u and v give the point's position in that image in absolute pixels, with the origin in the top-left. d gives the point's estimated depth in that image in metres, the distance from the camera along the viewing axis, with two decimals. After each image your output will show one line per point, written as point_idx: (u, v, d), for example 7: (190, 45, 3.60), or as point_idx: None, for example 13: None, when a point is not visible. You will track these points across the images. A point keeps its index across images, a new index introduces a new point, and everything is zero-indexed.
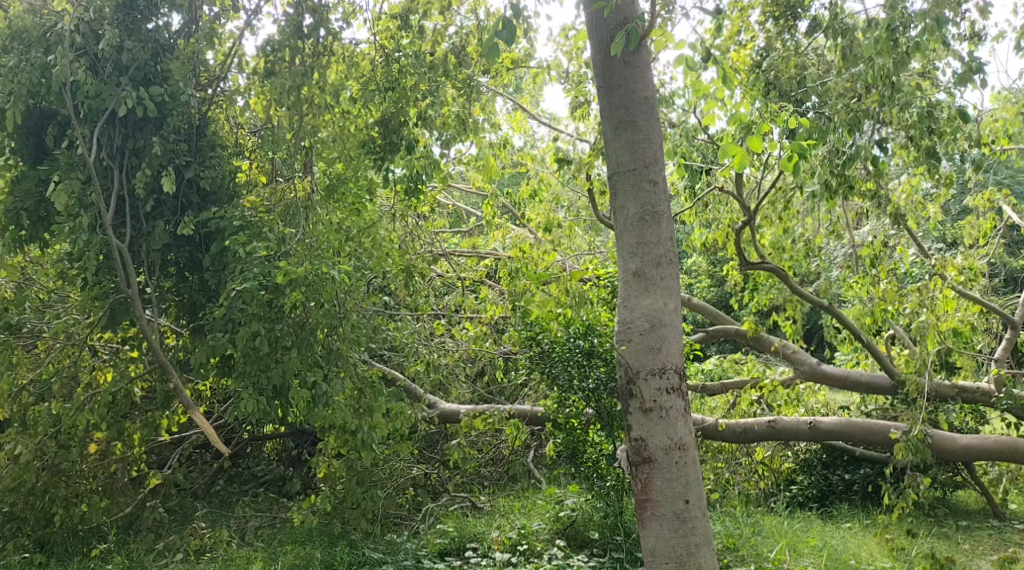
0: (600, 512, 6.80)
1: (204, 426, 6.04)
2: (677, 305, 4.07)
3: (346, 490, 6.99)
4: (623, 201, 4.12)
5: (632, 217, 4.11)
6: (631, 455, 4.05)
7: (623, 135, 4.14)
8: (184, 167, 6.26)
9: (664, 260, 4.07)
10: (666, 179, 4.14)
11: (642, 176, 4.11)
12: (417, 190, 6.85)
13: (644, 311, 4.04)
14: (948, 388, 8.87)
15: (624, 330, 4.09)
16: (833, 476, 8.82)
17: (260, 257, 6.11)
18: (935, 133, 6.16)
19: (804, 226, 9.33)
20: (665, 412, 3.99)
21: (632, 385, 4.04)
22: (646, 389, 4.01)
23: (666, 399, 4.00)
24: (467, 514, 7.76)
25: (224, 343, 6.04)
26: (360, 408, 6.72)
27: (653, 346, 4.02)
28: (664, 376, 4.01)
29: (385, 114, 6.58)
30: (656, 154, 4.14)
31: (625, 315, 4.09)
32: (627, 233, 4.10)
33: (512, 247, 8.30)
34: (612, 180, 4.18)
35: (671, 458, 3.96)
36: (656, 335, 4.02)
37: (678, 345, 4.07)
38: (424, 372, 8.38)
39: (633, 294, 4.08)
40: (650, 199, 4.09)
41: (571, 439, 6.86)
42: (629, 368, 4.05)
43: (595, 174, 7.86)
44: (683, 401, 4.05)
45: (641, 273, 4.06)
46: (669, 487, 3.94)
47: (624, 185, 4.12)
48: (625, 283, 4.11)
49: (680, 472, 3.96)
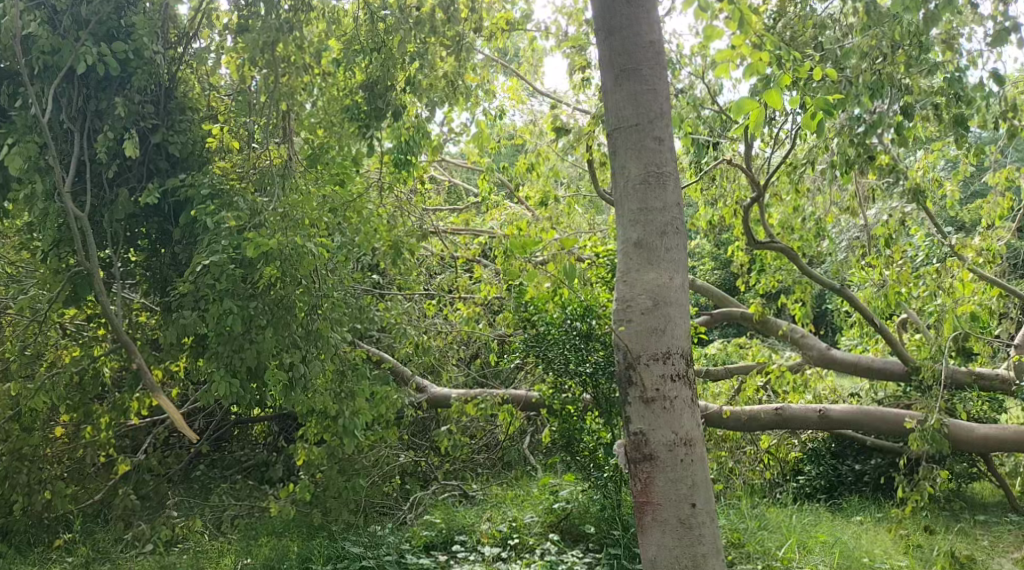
0: (597, 505, 6.36)
1: (170, 411, 5.63)
2: (684, 281, 3.62)
3: (327, 479, 6.62)
4: (624, 160, 3.68)
5: (634, 179, 3.66)
6: (631, 451, 3.62)
7: (626, 85, 3.69)
8: (150, 131, 5.90)
9: (669, 230, 3.62)
10: (673, 136, 3.68)
11: (647, 131, 3.66)
12: (406, 162, 6.41)
13: (646, 287, 3.60)
14: (964, 375, 8.45)
15: (623, 309, 3.65)
16: (842, 467, 8.39)
17: (229, 228, 5.65)
18: (963, 100, 5.71)
19: (814, 205, 8.91)
20: (668, 403, 3.56)
21: (631, 371, 3.61)
22: (647, 377, 3.57)
23: (670, 388, 3.57)
24: (457, 504, 7.37)
25: (194, 322, 5.62)
26: (343, 392, 6.27)
27: (655, 328, 3.58)
28: (668, 361, 3.57)
29: (371, 78, 6.20)
30: (661, 108, 3.68)
31: (624, 292, 3.65)
32: (627, 198, 3.66)
33: (507, 225, 7.87)
34: (613, 137, 3.73)
35: (676, 455, 3.53)
36: (660, 314, 3.58)
37: (685, 326, 3.63)
38: (415, 354, 7.96)
39: (634, 269, 3.64)
40: (655, 158, 3.64)
41: (565, 427, 6.43)
42: (629, 353, 3.62)
43: (596, 145, 7.42)
44: (690, 390, 3.61)
45: (643, 244, 3.62)
46: (673, 490, 3.51)
47: (625, 143, 3.68)
48: (625, 256, 3.67)
49: (685, 472, 3.52)
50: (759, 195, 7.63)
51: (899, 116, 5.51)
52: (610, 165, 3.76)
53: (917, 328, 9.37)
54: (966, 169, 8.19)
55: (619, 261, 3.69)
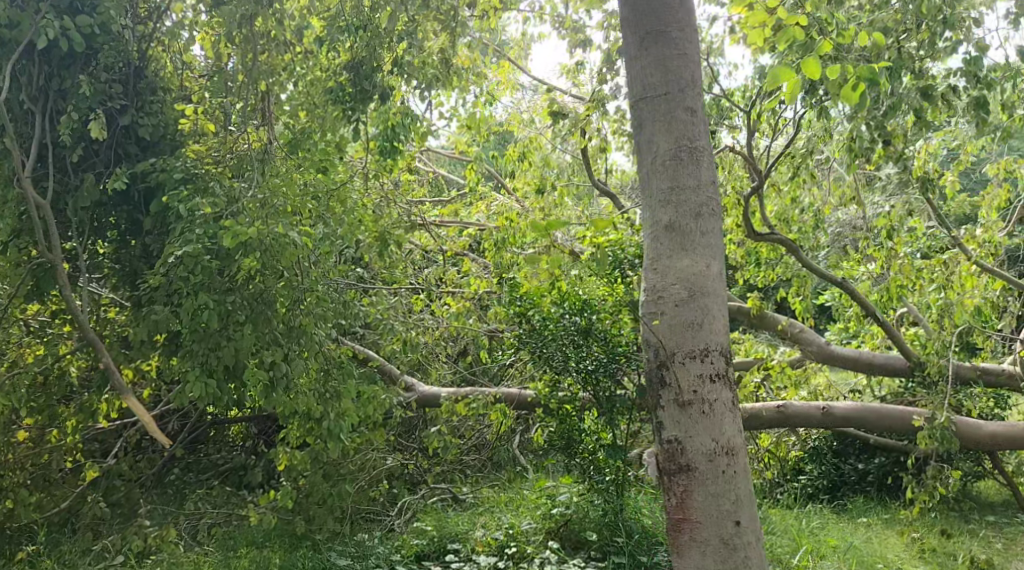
0: (597, 511, 6.03)
1: (141, 415, 5.19)
2: (721, 269, 3.34)
3: (311, 485, 6.29)
4: (652, 133, 3.40)
5: (664, 154, 3.38)
6: (664, 462, 3.31)
7: (653, 50, 3.43)
8: (118, 113, 5.52)
9: (704, 211, 3.33)
10: (706, 107, 3.42)
11: (677, 101, 3.40)
12: (393, 150, 6.06)
13: (679, 276, 3.30)
14: (970, 370, 8.11)
15: (653, 301, 3.35)
16: (845, 466, 8.16)
17: (204, 216, 5.22)
18: (983, 81, 5.45)
19: (812, 197, 8.49)
20: (707, 407, 3.26)
21: (663, 372, 3.30)
22: (682, 377, 3.27)
23: (709, 390, 3.26)
24: (447, 509, 7.03)
25: (166, 318, 5.23)
26: (328, 393, 5.88)
27: (691, 322, 3.28)
28: (706, 360, 3.27)
29: (356, 58, 5.83)
30: (693, 75, 3.42)
31: (655, 282, 3.35)
32: (655, 175, 3.38)
33: (497, 216, 7.49)
34: (638, 108, 3.46)
35: (717, 467, 3.22)
36: (695, 307, 3.29)
37: (722, 319, 3.33)
38: (402, 352, 7.56)
39: (666, 255, 3.34)
40: (686, 130, 3.37)
41: (563, 428, 6.05)
42: (662, 350, 3.31)
43: (593, 132, 7.07)
44: (730, 392, 3.31)
45: (675, 227, 3.32)
46: (714, 505, 3.20)
47: (652, 113, 3.41)
48: (654, 240, 3.38)
49: (727, 485, 3.22)
50: (761, 186, 7.23)
51: (918, 98, 5.23)
52: (634, 140, 3.48)
53: (915, 321, 9.14)
54: (969, 157, 7.94)
55: (647, 248, 3.40)
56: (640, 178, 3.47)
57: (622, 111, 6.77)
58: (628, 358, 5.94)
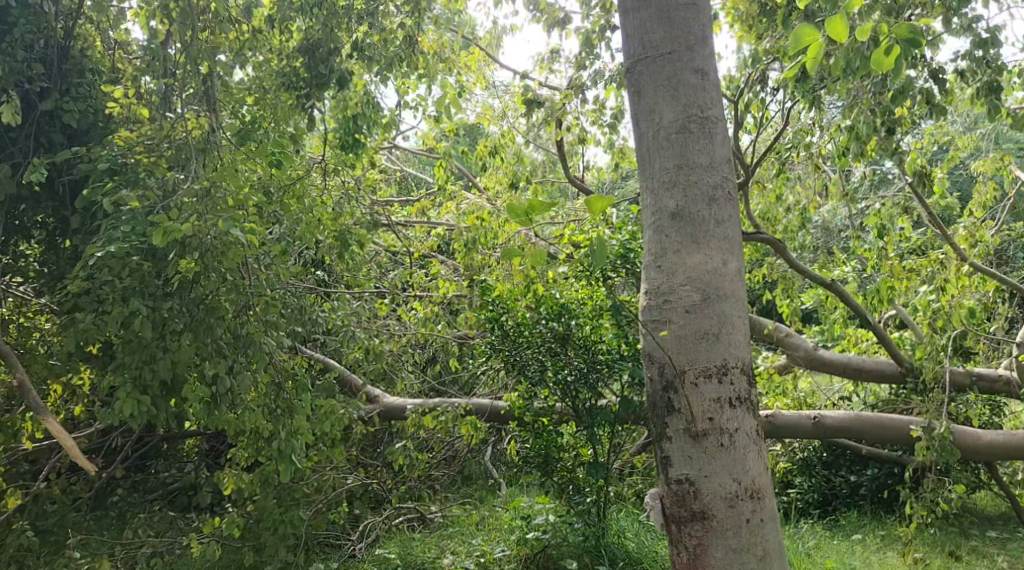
0: (577, 535, 5.54)
1: (60, 432, 4.43)
2: (738, 266, 2.95)
3: (261, 510, 5.65)
4: (654, 102, 3.02)
5: (670, 125, 2.99)
6: (675, 510, 2.89)
7: (655, 1, 3.06)
8: (39, 96, 5.04)
9: (718, 196, 2.94)
10: (717, 71, 3.05)
11: (684, 61, 3.01)
12: (354, 142, 5.81)
13: (690, 274, 2.91)
14: (965, 376, 7.56)
15: (659, 307, 2.95)
16: (836, 478, 7.58)
17: (134, 211, 4.66)
18: (995, 64, 5.08)
19: (796, 194, 7.83)
20: (725, 439, 2.84)
21: (672, 394, 2.89)
22: (695, 401, 2.86)
23: (728, 419, 2.85)
24: (414, 531, 6.52)
25: (94, 329, 4.72)
26: (279, 408, 5.23)
27: (705, 333, 2.89)
28: (724, 380, 2.87)
29: (313, 40, 5.46)
30: (701, 32, 3.05)
31: (661, 282, 2.95)
32: (659, 151, 2.99)
33: (466, 216, 6.97)
34: (637, 70, 3.07)
35: (739, 515, 2.81)
36: (710, 314, 2.90)
37: (742, 329, 2.94)
38: (365, 361, 7.03)
39: (674, 250, 2.94)
40: (696, 97, 2.99)
41: (539, 444, 5.55)
42: (670, 367, 2.91)
43: (570, 122, 6.58)
44: (752, 420, 2.90)
45: (683, 215, 2.93)
46: (735, 562, 2.79)
47: (656, 76, 3.03)
48: (658, 231, 2.97)
49: (752, 537, 2.81)
50: (749, 180, 6.49)
51: (927, 82, 4.84)
52: (633, 110, 3.09)
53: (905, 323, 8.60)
54: (964, 151, 7.56)
55: (650, 241, 3.00)
56: (641, 155, 3.06)
57: (600, 100, 6.29)
58: (610, 369, 5.41)
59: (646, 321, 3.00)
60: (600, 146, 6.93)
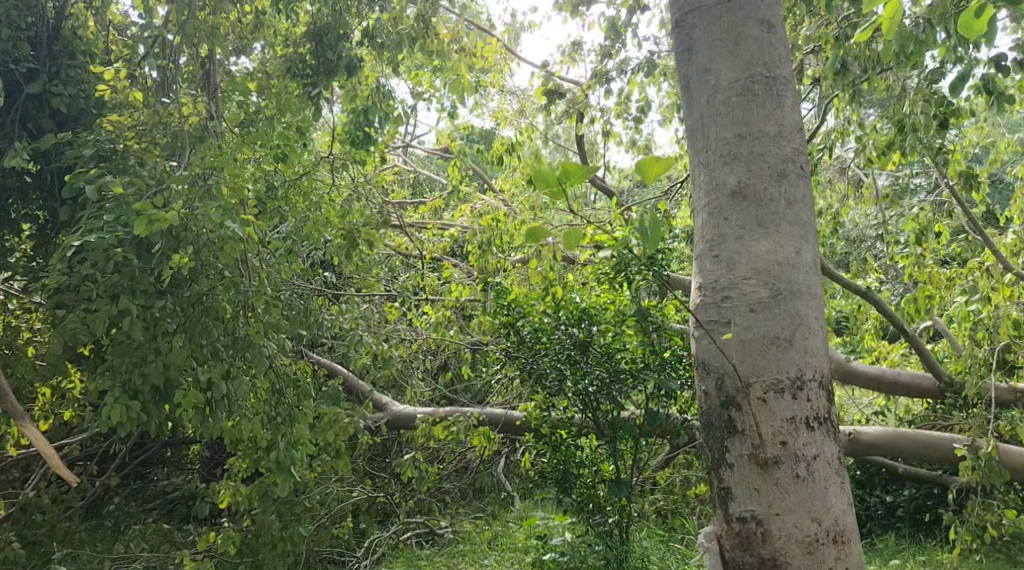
0: (597, 559, 5.14)
1: (40, 442, 4.22)
2: (811, 255, 2.61)
3: (261, 525, 5.29)
4: (710, 61, 2.70)
5: (728, 87, 2.67)
6: (740, 554, 2.52)
7: None
8: (27, 77, 4.88)
9: (788, 172, 2.61)
10: (784, 22, 2.73)
11: (747, 11, 2.69)
12: (363, 136, 5.48)
13: (756, 265, 2.57)
14: (1009, 392, 7.13)
15: (718, 305, 2.62)
16: (871, 498, 7.21)
17: (123, 201, 4.32)
18: None
19: (828, 198, 7.42)
20: (802, 470, 2.48)
21: (736, 410, 2.54)
22: (764, 421, 2.51)
23: (804, 443, 2.49)
24: (422, 549, 6.22)
25: (79, 328, 4.33)
26: (279, 416, 4.82)
27: (776, 337, 2.54)
28: (798, 393, 2.52)
29: (319, 25, 5.17)
30: None
31: (721, 274, 2.62)
32: (718, 117, 2.66)
33: (479, 216, 6.59)
34: (690, 23, 2.75)
35: (819, 560, 2.45)
36: (781, 314, 2.55)
37: (818, 332, 2.59)
38: (373, 367, 6.68)
39: (735, 236, 2.60)
40: (760, 54, 2.67)
41: (557, 458, 5.15)
42: (733, 377, 2.56)
43: (590, 114, 6.21)
44: (833, 443, 2.54)
45: (745, 194, 2.60)
46: None
47: (714, 30, 2.71)
48: (716, 214, 2.64)
49: None
50: None
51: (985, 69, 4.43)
52: (685, 71, 2.77)
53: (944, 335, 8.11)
54: (1009, 152, 7.13)
55: (705, 226, 2.66)
56: (694, 122, 2.74)
57: (623, 93, 5.95)
58: (634, 378, 5.00)
59: (703, 320, 2.66)
60: (623, 144, 6.56)
